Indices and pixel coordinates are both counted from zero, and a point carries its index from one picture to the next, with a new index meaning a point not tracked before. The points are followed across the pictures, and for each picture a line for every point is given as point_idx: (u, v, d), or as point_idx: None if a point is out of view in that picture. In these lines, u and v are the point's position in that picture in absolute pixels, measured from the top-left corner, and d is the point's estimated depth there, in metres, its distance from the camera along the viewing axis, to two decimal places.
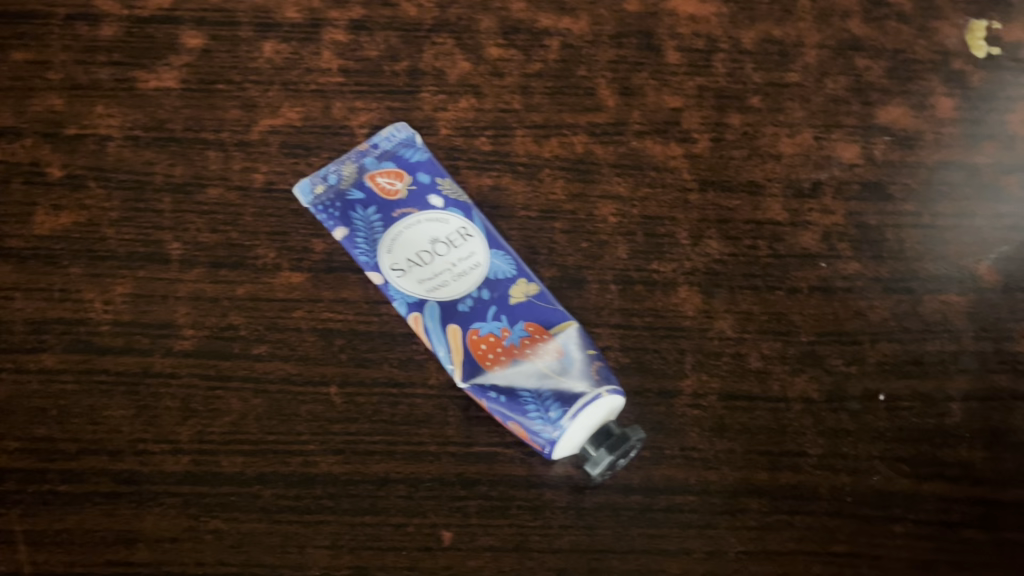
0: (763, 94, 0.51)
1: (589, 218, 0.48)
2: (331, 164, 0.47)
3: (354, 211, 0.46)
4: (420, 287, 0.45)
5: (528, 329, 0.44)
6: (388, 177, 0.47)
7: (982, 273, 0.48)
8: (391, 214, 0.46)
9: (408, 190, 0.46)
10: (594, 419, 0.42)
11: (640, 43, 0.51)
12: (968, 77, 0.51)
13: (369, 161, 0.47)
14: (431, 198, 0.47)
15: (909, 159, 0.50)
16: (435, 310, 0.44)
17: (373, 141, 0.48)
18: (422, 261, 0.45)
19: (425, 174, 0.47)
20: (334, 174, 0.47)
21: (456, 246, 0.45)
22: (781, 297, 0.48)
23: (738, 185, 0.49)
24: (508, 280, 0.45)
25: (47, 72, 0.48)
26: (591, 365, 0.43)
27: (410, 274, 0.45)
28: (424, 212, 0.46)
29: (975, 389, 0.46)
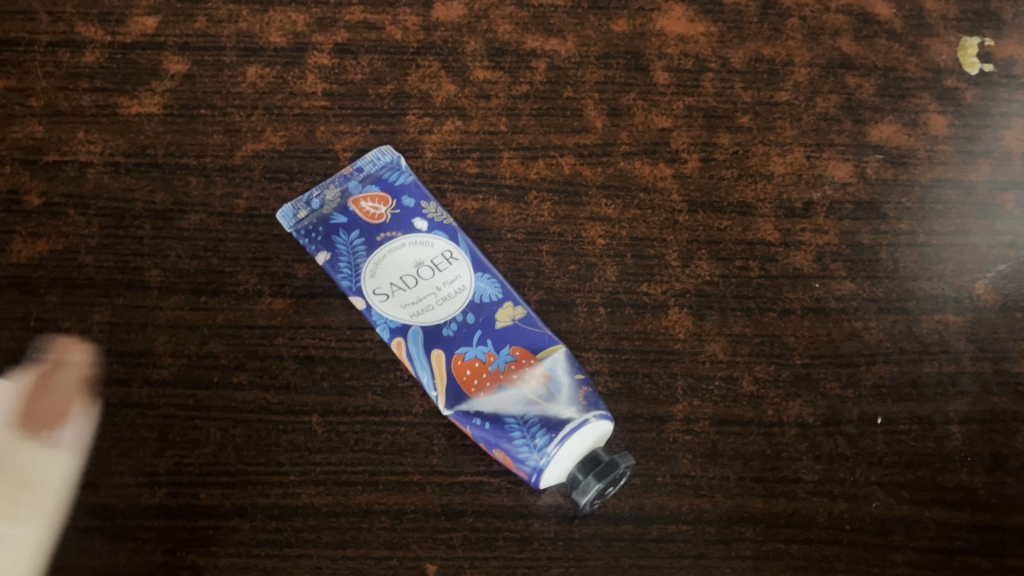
0: (752, 113, 0.50)
1: (577, 240, 0.46)
2: (312, 191, 0.46)
3: (336, 235, 0.44)
4: (403, 312, 0.42)
5: (514, 354, 0.41)
6: (372, 201, 0.44)
7: (980, 292, 0.46)
8: (374, 238, 0.43)
9: (393, 215, 0.44)
10: (582, 447, 0.39)
11: (628, 63, 0.50)
12: (962, 94, 0.50)
13: (353, 186, 0.45)
14: (415, 221, 0.44)
15: (903, 177, 0.48)
16: (419, 335, 0.42)
17: (357, 164, 0.46)
18: (405, 285, 0.42)
19: (410, 198, 0.45)
20: (316, 201, 0.45)
21: (442, 267, 0.43)
22: (774, 318, 0.45)
23: (729, 205, 0.47)
24: (494, 304, 0.42)
25: (28, 99, 0.48)
26: (580, 391, 0.40)
27: (392, 299, 0.42)
28: (409, 235, 0.44)
29: (974, 411, 0.43)
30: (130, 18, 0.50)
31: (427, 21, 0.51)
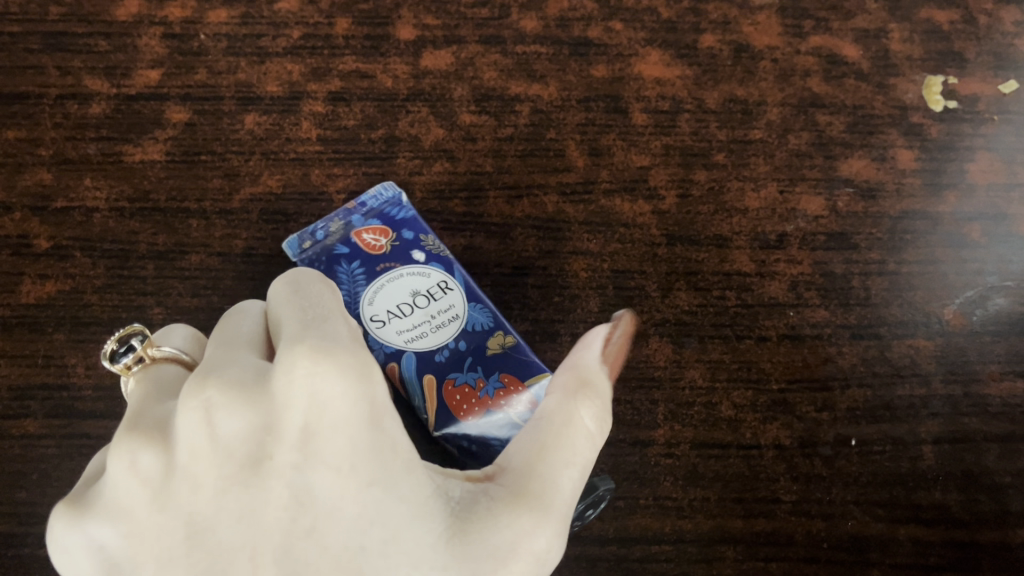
0: (727, 151, 0.52)
1: (562, 274, 0.48)
2: (318, 224, 0.48)
3: (338, 265, 0.45)
4: (397, 337, 0.43)
5: (503, 381, 0.42)
6: (373, 233, 0.47)
7: (949, 318, 0.48)
8: (374, 267, 0.45)
9: (393, 247, 0.46)
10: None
11: (608, 106, 0.53)
12: (927, 129, 0.53)
13: (356, 220, 0.47)
14: (414, 252, 0.46)
15: (873, 210, 0.51)
16: (411, 360, 0.43)
17: (361, 199, 0.49)
18: (401, 312, 0.44)
19: (410, 231, 0.47)
20: (320, 233, 0.47)
21: (437, 296, 0.45)
22: (751, 345, 0.47)
23: (706, 238, 0.49)
24: (486, 332, 0.44)
25: (38, 149, 0.51)
26: None
27: (388, 324, 0.44)
28: (407, 266, 0.46)
29: (945, 431, 0.46)
30: (134, 72, 0.53)
31: (416, 70, 0.53)
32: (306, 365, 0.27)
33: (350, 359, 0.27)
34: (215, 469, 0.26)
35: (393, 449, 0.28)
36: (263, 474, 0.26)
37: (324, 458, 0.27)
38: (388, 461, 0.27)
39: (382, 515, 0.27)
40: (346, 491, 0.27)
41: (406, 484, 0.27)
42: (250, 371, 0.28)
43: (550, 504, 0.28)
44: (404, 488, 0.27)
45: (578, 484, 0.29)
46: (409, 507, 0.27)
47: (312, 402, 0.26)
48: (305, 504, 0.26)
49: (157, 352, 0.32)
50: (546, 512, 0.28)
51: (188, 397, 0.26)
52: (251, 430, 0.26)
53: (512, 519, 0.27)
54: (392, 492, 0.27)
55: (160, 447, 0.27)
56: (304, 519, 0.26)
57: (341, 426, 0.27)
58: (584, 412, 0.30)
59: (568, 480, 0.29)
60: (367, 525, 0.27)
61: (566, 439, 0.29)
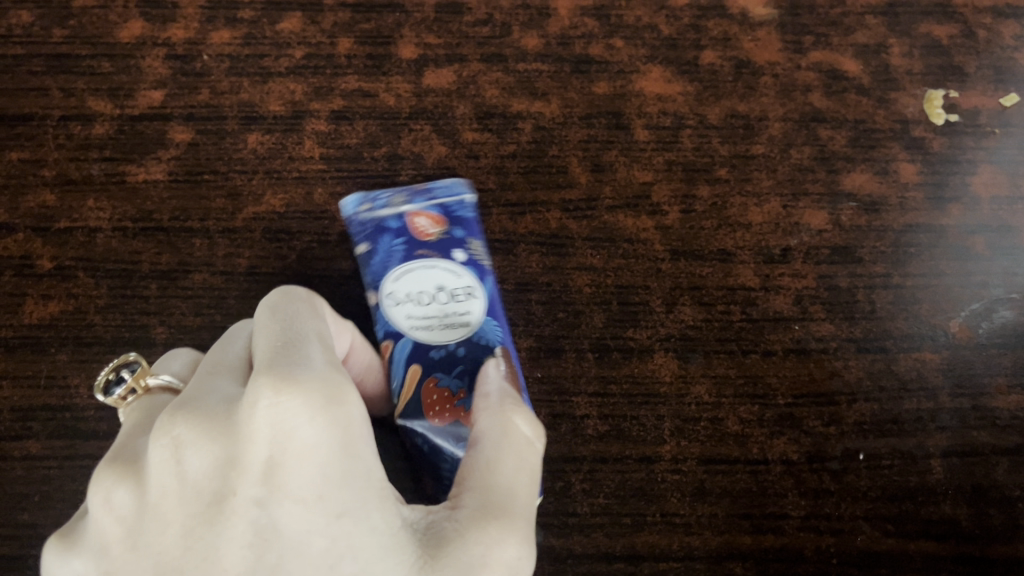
0: (730, 166, 0.52)
1: (566, 289, 0.48)
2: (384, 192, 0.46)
3: (382, 237, 0.44)
4: (405, 322, 0.42)
5: None
6: (429, 219, 0.44)
7: (954, 330, 0.48)
8: (413, 251, 0.43)
9: (440, 239, 0.44)
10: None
11: (610, 122, 0.53)
12: (929, 143, 0.53)
13: (419, 200, 0.45)
14: (457, 251, 0.44)
15: (876, 223, 0.51)
16: (407, 346, 0.41)
17: (433, 184, 0.46)
18: (418, 300, 0.42)
19: (463, 230, 0.44)
20: (382, 199, 0.45)
21: (461, 298, 0.42)
22: (756, 359, 0.47)
23: (709, 253, 0.49)
24: (489, 349, 0.41)
25: (41, 170, 0.51)
26: None
27: (400, 307, 0.42)
28: (444, 261, 0.43)
29: (954, 445, 0.45)
30: (138, 93, 0.53)
31: (419, 88, 0.53)
32: (270, 397, 0.28)
33: (315, 386, 0.28)
34: (183, 507, 0.28)
35: (362, 479, 0.29)
36: (228, 510, 0.28)
37: (289, 492, 0.28)
38: (357, 491, 0.29)
39: (351, 546, 0.28)
40: (313, 524, 0.28)
41: (373, 514, 0.29)
42: (222, 404, 0.29)
43: (512, 508, 0.31)
44: (372, 518, 0.29)
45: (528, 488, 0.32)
46: (376, 538, 0.29)
47: (276, 434, 0.28)
48: (271, 540, 0.28)
49: (149, 381, 0.34)
50: (509, 519, 0.30)
51: (159, 435, 0.28)
52: (218, 466, 0.28)
53: (478, 529, 0.29)
54: (359, 522, 0.29)
55: (134, 486, 0.29)
56: (269, 555, 0.28)
57: (306, 457, 0.28)
58: (517, 421, 0.34)
59: (523, 481, 0.32)
60: (335, 558, 0.28)
61: (508, 443, 0.33)
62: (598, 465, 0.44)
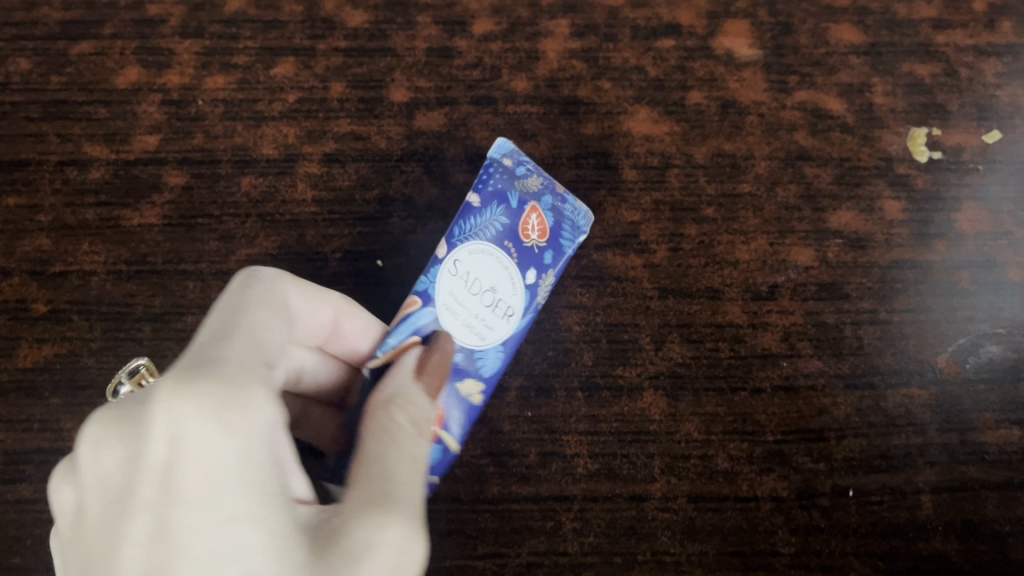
0: (717, 205, 0.52)
1: (555, 327, 0.49)
2: (532, 165, 0.45)
3: (491, 208, 0.42)
4: (444, 295, 0.41)
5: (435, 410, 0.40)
6: (540, 225, 0.43)
7: (942, 365, 0.49)
8: (505, 242, 0.42)
9: (530, 250, 0.42)
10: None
11: (598, 163, 0.53)
12: (913, 180, 0.53)
13: (548, 199, 0.43)
14: (532, 271, 0.42)
15: (862, 260, 0.51)
16: (428, 317, 0.41)
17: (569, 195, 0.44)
18: (470, 286, 0.41)
19: (553, 258, 0.43)
20: (522, 171, 0.44)
21: (500, 313, 0.42)
22: (745, 397, 0.47)
23: (698, 290, 0.50)
24: (474, 373, 0.41)
25: (38, 215, 0.51)
26: None
27: (455, 277, 0.41)
28: (517, 269, 0.42)
29: (943, 480, 0.46)
30: (134, 138, 0.54)
31: (409, 131, 0.54)
32: (164, 397, 0.28)
33: (210, 389, 0.28)
34: (103, 507, 0.29)
35: (260, 482, 0.28)
36: (127, 511, 0.28)
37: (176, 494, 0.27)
38: (255, 495, 0.28)
39: (238, 549, 0.27)
40: (199, 527, 0.27)
41: (268, 517, 0.28)
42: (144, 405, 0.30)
43: (396, 503, 0.31)
44: (268, 521, 0.28)
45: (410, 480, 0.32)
46: (269, 541, 0.28)
47: (167, 436, 0.27)
48: (164, 540, 0.27)
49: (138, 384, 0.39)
50: (394, 515, 0.30)
51: (84, 435, 0.30)
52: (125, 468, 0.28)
53: (361, 527, 0.30)
54: (254, 525, 0.27)
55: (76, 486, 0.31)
56: (156, 557, 0.27)
57: (193, 458, 0.27)
58: (397, 416, 0.34)
59: (409, 476, 0.32)
60: (218, 561, 0.27)
61: (387, 438, 0.33)
62: (588, 503, 0.45)
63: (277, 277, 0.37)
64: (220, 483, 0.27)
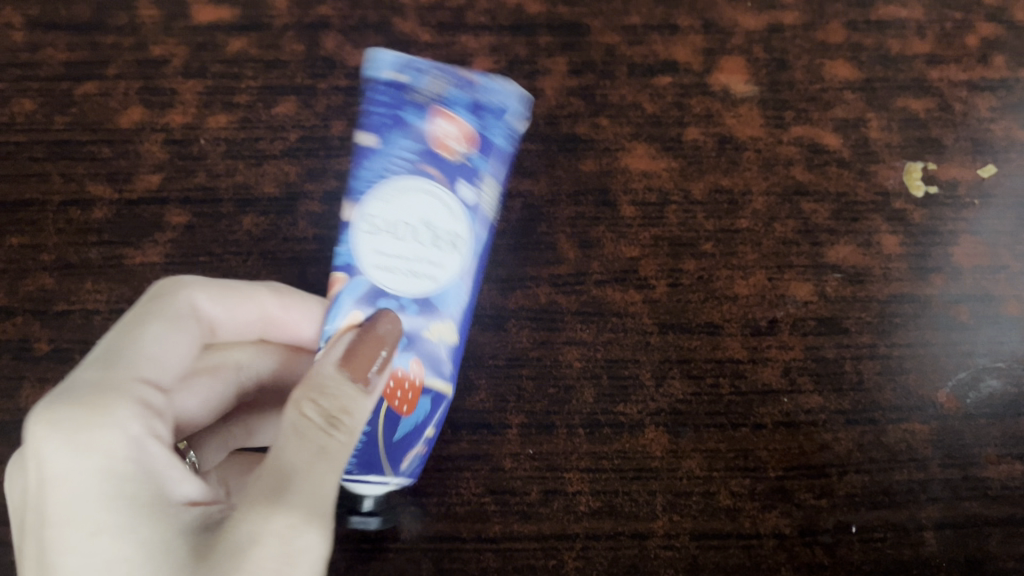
0: (715, 240, 0.53)
1: (555, 364, 0.49)
2: (424, 65, 0.41)
3: (396, 135, 0.40)
4: (369, 256, 0.39)
5: (413, 366, 0.40)
6: (455, 131, 0.41)
7: (942, 400, 0.49)
8: (420, 167, 0.40)
9: (454, 163, 0.41)
10: (367, 458, 0.40)
11: (597, 199, 0.54)
12: (910, 215, 0.54)
13: (455, 98, 0.41)
14: (463, 183, 0.41)
15: (861, 294, 0.51)
16: (361, 286, 0.40)
17: (483, 81, 0.42)
18: (398, 233, 0.39)
19: (479, 160, 0.42)
20: (417, 79, 0.41)
21: (441, 245, 0.40)
22: (746, 433, 0.48)
23: (697, 325, 0.50)
24: (437, 314, 0.40)
25: (41, 255, 0.52)
26: (410, 452, 0.41)
27: (375, 236, 0.39)
28: (445, 190, 0.40)
29: (945, 516, 0.46)
30: (137, 177, 0.54)
31: None
32: (30, 426, 0.31)
33: (67, 416, 0.31)
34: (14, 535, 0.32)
35: (125, 496, 0.31)
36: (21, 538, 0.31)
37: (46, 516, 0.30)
38: (118, 511, 0.30)
39: (103, 560, 0.29)
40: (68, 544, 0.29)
41: (134, 527, 0.30)
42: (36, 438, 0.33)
43: (287, 496, 0.31)
44: (134, 532, 0.30)
45: (310, 474, 0.33)
46: (135, 549, 0.30)
47: (36, 462, 0.30)
48: (42, 560, 0.30)
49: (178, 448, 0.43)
50: (281, 507, 0.31)
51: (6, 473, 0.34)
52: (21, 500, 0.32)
53: (246, 523, 0.31)
54: (118, 538, 0.30)
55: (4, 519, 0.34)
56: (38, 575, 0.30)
57: (56, 481, 0.30)
58: (306, 410, 0.34)
59: (312, 467, 0.33)
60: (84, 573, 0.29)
61: (291, 434, 0.33)
62: (591, 542, 0.45)
63: (181, 291, 0.41)
64: (81, 501, 0.30)
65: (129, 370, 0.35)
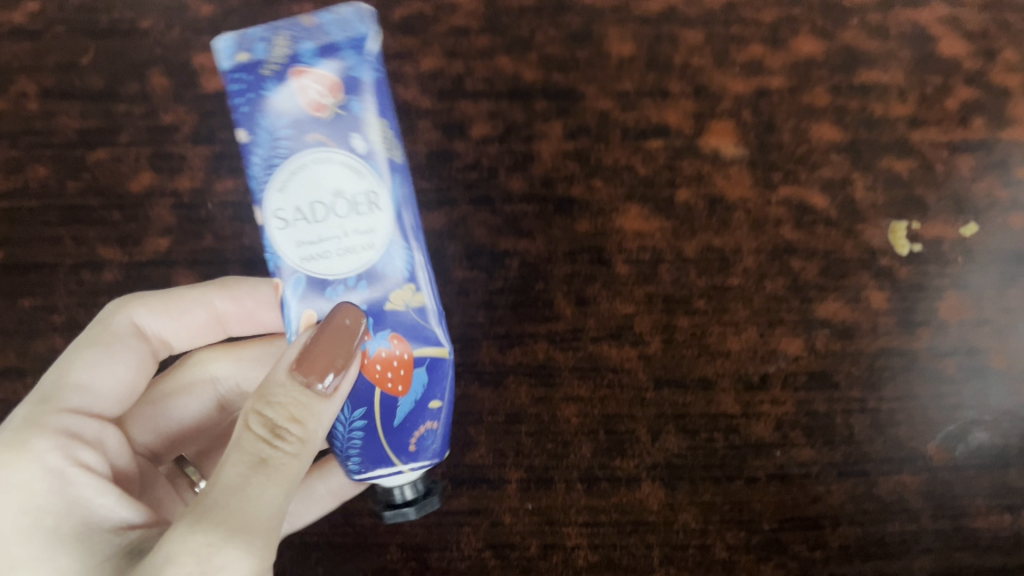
0: (707, 296, 0.54)
1: (554, 420, 0.52)
2: (260, 32, 0.39)
3: (264, 117, 0.38)
4: (295, 251, 0.39)
5: (391, 341, 0.40)
6: (319, 84, 0.38)
7: (931, 453, 0.53)
8: (303, 139, 0.38)
9: (334, 118, 0.39)
10: (372, 453, 0.41)
11: (592, 258, 0.55)
12: (896, 271, 0.55)
13: (305, 51, 0.38)
14: (355, 134, 0.39)
15: (850, 348, 0.54)
16: (301, 283, 0.39)
17: (321, 21, 0.39)
18: (312, 215, 0.39)
19: (358, 102, 0.39)
20: (259, 50, 0.38)
21: (360, 209, 0.39)
22: (740, 486, 0.52)
23: (691, 381, 0.53)
24: (391, 283, 0.40)
25: (52, 315, 0.56)
26: (415, 434, 0.41)
27: (292, 229, 0.39)
28: (340, 151, 0.39)
29: (939, 565, 0.51)
30: (146, 239, 0.56)
31: None
32: None
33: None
34: None
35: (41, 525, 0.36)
36: None
37: None
38: (34, 539, 0.36)
39: None
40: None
41: (47, 550, 0.36)
42: None
43: (208, 512, 0.34)
44: (50, 559, 0.35)
45: (238, 489, 0.35)
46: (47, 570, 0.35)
47: None
48: None
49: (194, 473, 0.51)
50: (197, 525, 0.34)
51: None
52: None
53: (166, 538, 0.33)
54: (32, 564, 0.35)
55: None
56: None
57: None
58: (251, 425, 0.37)
59: (245, 480, 0.35)
60: None
61: (231, 452, 0.36)
62: None
63: (120, 312, 0.48)
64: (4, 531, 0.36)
65: (53, 406, 0.41)
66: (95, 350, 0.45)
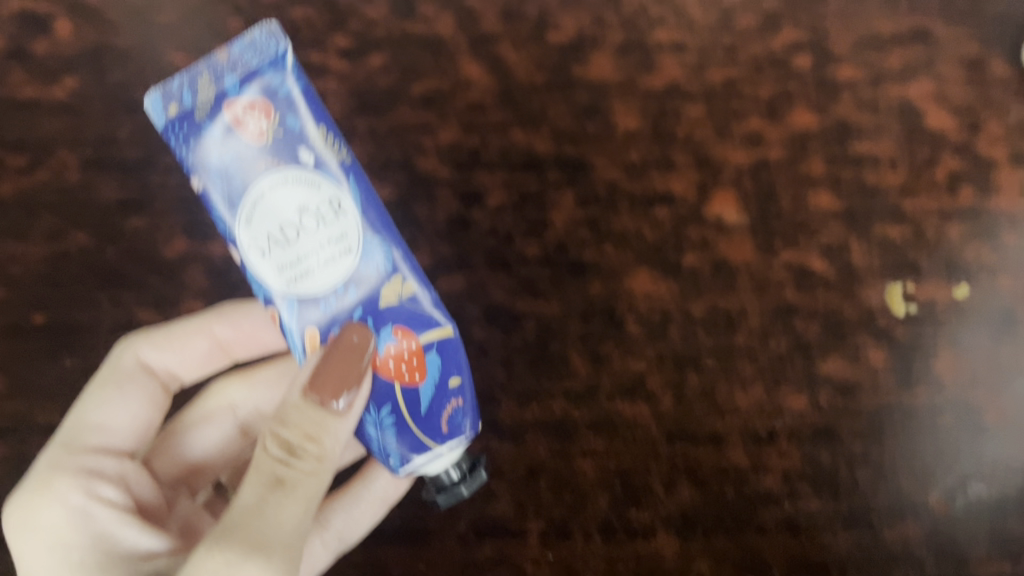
0: (715, 355, 0.57)
1: (571, 473, 0.55)
2: (181, 81, 0.42)
3: (208, 157, 0.43)
4: (278, 277, 0.43)
5: (395, 334, 0.44)
6: (251, 112, 0.43)
7: (932, 503, 0.55)
8: (254, 170, 0.43)
9: (275, 139, 0.43)
10: (408, 441, 0.45)
11: (604, 318, 0.58)
12: (894, 331, 0.58)
13: (229, 86, 0.42)
14: (300, 149, 0.43)
15: (852, 405, 0.56)
16: (294, 305, 0.44)
17: (235, 50, 0.43)
18: (285, 238, 0.42)
19: (293, 118, 0.44)
20: (189, 99, 0.42)
21: (327, 219, 0.43)
22: (750, 535, 0.55)
23: (702, 435, 0.56)
24: (380, 282, 0.45)
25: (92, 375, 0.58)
26: (443, 416, 0.45)
27: (269, 258, 0.43)
28: (291, 169, 0.43)
29: None
30: (181, 302, 0.59)
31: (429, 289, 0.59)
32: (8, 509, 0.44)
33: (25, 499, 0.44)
34: None
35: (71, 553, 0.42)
36: None
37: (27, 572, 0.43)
38: None
39: None
40: None
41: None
42: None
43: (232, 529, 0.39)
44: None
45: (258, 509, 0.40)
46: None
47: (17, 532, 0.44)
48: None
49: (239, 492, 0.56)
50: (221, 542, 0.38)
51: None
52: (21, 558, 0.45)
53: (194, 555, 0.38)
54: None
55: None
56: None
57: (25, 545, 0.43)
58: (269, 448, 0.42)
59: (265, 498, 0.41)
60: None
61: (252, 476, 0.42)
62: None
63: (128, 350, 0.51)
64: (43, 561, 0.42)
65: (73, 445, 0.47)
66: (108, 391, 0.50)
